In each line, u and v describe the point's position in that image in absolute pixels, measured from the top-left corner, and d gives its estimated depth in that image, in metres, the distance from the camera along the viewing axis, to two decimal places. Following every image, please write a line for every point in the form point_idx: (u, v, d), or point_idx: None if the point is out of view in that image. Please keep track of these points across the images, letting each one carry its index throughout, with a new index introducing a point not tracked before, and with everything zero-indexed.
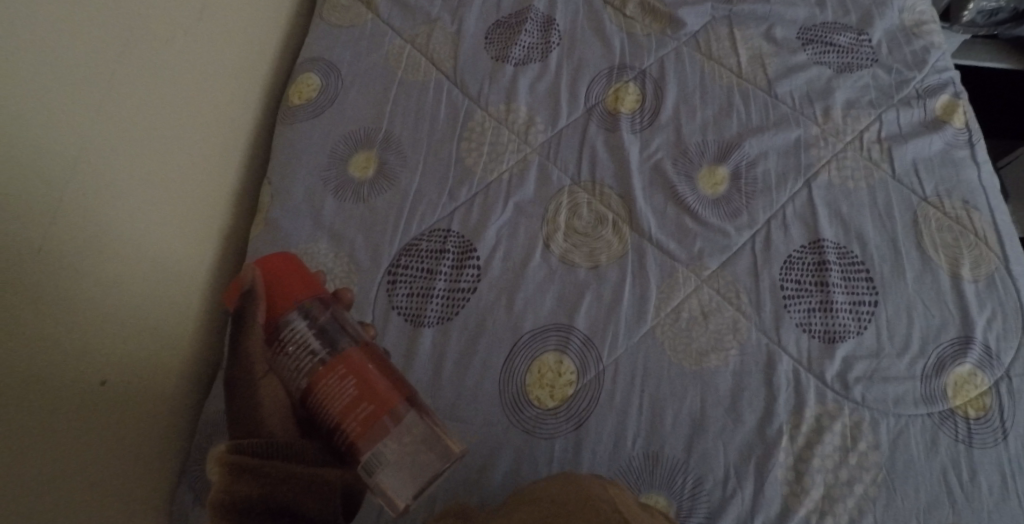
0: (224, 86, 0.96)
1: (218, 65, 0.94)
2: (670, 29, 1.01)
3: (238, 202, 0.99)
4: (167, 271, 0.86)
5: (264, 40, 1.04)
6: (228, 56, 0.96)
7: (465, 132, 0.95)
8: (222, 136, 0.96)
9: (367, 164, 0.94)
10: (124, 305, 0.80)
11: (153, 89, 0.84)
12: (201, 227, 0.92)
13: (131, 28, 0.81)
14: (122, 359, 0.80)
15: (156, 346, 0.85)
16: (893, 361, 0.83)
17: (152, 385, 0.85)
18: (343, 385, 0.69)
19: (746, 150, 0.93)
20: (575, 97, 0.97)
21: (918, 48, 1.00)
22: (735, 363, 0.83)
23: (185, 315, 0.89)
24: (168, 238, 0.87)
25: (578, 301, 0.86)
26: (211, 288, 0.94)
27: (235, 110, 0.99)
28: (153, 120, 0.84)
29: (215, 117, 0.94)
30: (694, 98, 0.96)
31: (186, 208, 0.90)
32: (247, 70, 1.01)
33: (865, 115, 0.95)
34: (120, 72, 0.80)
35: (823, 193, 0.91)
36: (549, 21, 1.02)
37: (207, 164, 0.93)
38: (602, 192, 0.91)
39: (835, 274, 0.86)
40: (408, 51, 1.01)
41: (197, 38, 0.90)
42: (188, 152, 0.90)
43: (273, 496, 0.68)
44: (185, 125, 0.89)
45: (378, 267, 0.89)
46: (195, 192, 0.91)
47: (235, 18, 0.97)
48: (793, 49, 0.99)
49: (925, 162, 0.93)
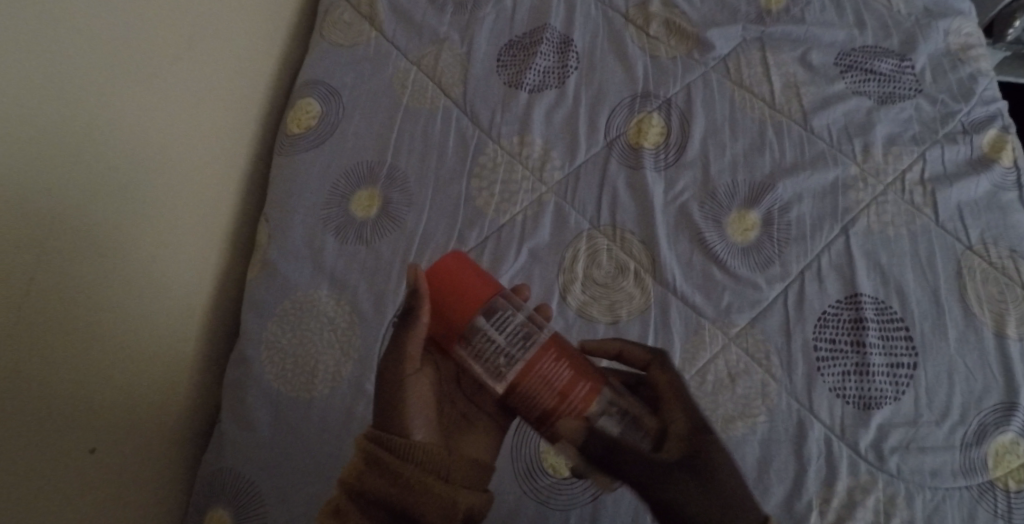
0: (219, 110, 0.89)
1: (207, 85, 0.86)
2: (697, 51, 0.94)
3: (236, 232, 0.92)
4: (163, 318, 0.80)
5: (260, 57, 0.96)
6: (221, 77, 0.89)
7: (476, 167, 0.89)
8: (217, 162, 0.89)
9: (370, 202, 0.88)
10: (116, 361, 0.75)
11: (136, 123, 0.77)
12: (197, 263, 0.85)
13: (104, 58, 0.73)
14: (113, 421, 0.74)
15: (151, 398, 0.79)
16: (931, 428, 0.76)
17: (149, 441, 0.79)
18: (559, 366, 0.73)
19: (779, 193, 0.86)
20: (595, 129, 0.90)
21: (964, 75, 0.92)
22: (764, 430, 0.77)
23: (182, 359, 0.83)
24: (161, 281, 0.80)
25: (613, 352, 0.78)
26: (209, 330, 0.87)
27: (230, 131, 0.91)
28: (138, 155, 0.77)
29: (210, 144, 0.87)
30: (723, 132, 0.90)
31: (181, 248, 0.83)
32: (240, 87, 0.92)
33: (908, 152, 0.88)
34: (97, 109, 0.72)
35: (861, 241, 0.84)
36: (566, 41, 0.96)
37: (201, 193, 0.86)
38: (623, 237, 0.85)
39: (872, 332, 0.80)
40: (414, 75, 0.95)
41: (181, 59, 0.82)
42: (180, 184, 0.83)
43: (397, 498, 0.73)
44: (173, 155, 0.82)
45: (381, 318, 0.82)
46: (190, 225, 0.84)
47: (223, 32, 0.89)
48: (830, 77, 0.92)
49: (971, 205, 0.85)
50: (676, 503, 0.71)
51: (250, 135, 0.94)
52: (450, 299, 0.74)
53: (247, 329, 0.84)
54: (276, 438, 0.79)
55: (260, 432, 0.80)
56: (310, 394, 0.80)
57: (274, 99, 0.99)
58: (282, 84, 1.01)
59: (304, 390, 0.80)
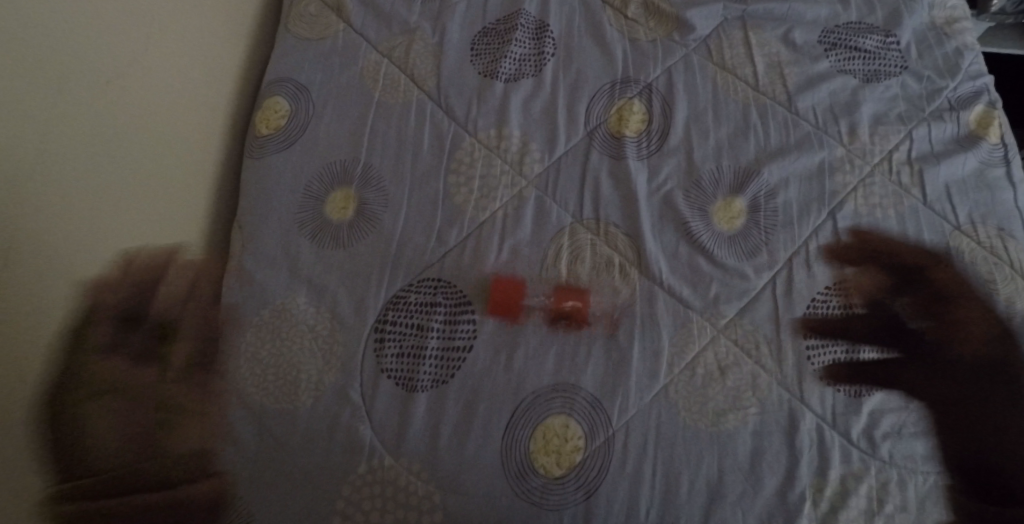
0: (183, 110, 0.86)
1: (162, 87, 0.84)
2: (678, 33, 0.92)
3: (213, 238, 0.89)
4: None
5: (223, 54, 0.93)
6: (183, 76, 0.86)
7: (453, 163, 0.86)
8: (180, 165, 0.86)
9: (345, 204, 0.85)
10: None
11: (78, 129, 0.74)
12: (172, 268, 0.83)
13: (37, 63, 0.71)
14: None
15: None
16: (922, 413, 0.75)
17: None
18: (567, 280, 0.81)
19: (765, 178, 0.84)
20: (575, 119, 0.88)
21: (950, 50, 0.90)
22: (755, 421, 0.75)
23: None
24: (134, 288, 0.78)
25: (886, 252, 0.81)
26: None
27: (195, 133, 0.88)
28: (80, 162, 0.75)
29: (173, 146, 0.85)
30: (706, 117, 0.87)
31: (152, 253, 0.81)
32: (203, 87, 0.89)
33: (895, 131, 0.86)
34: (34, 117, 0.70)
35: (849, 224, 0.82)
36: (542, 27, 0.93)
37: (165, 199, 0.83)
38: (607, 230, 0.83)
39: (863, 318, 0.78)
40: (386, 67, 0.92)
41: (128, 59, 0.80)
42: (135, 191, 0.80)
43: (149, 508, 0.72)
44: (124, 161, 0.79)
45: (364, 324, 0.80)
46: (159, 230, 0.82)
47: (176, 31, 0.86)
48: (814, 56, 0.90)
49: (959, 184, 0.83)
50: (965, 376, 0.76)
51: (220, 138, 0.91)
52: (502, 301, 0.80)
53: None
54: None
55: None
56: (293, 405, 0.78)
57: (241, 96, 0.96)
58: (251, 80, 0.97)
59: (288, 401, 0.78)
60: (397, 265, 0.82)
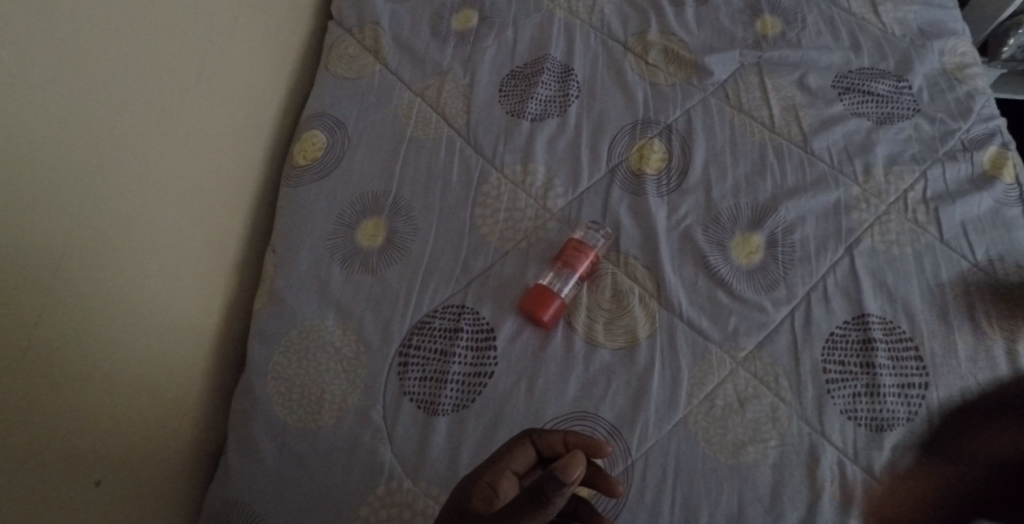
0: (240, 121, 0.92)
1: (202, 108, 0.86)
2: (697, 78, 0.95)
3: (243, 257, 0.92)
4: (186, 313, 0.83)
5: (268, 82, 0.98)
6: (243, 90, 0.93)
7: (480, 196, 0.89)
8: (218, 180, 0.88)
9: (376, 231, 0.88)
10: (139, 354, 0.77)
11: (122, 147, 0.76)
12: (219, 264, 0.88)
13: (128, 67, 0.77)
14: (118, 453, 0.75)
15: (157, 425, 0.79)
16: (945, 449, 0.76)
17: (158, 469, 0.80)
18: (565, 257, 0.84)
19: (782, 215, 0.86)
20: (597, 156, 0.91)
21: (962, 94, 0.92)
22: (775, 454, 0.77)
23: (189, 387, 0.83)
24: (186, 277, 0.83)
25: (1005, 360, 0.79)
26: (227, 339, 0.89)
27: (236, 151, 0.92)
28: (125, 177, 0.76)
29: (232, 152, 0.91)
30: (724, 156, 0.90)
31: (203, 247, 0.86)
32: (251, 109, 0.94)
33: (909, 171, 0.88)
34: (76, 132, 0.72)
35: (866, 260, 0.84)
36: (567, 71, 0.97)
37: (201, 219, 0.86)
38: (627, 262, 0.85)
39: (882, 355, 0.79)
40: (418, 106, 0.96)
41: (170, 82, 0.82)
42: (174, 208, 0.82)
43: None
44: (166, 180, 0.81)
45: (388, 348, 0.82)
46: (212, 226, 0.87)
47: (232, 55, 0.91)
48: (828, 99, 0.93)
49: (975, 222, 0.85)
50: None
51: (257, 166, 0.95)
52: (550, 308, 0.81)
53: (254, 361, 0.84)
54: (284, 469, 0.79)
55: (268, 466, 0.80)
56: (316, 425, 0.80)
57: (280, 131, 1.00)
58: (290, 118, 1.02)
59: (311, 420, 0.80)
60: (421, 293, 0.85)
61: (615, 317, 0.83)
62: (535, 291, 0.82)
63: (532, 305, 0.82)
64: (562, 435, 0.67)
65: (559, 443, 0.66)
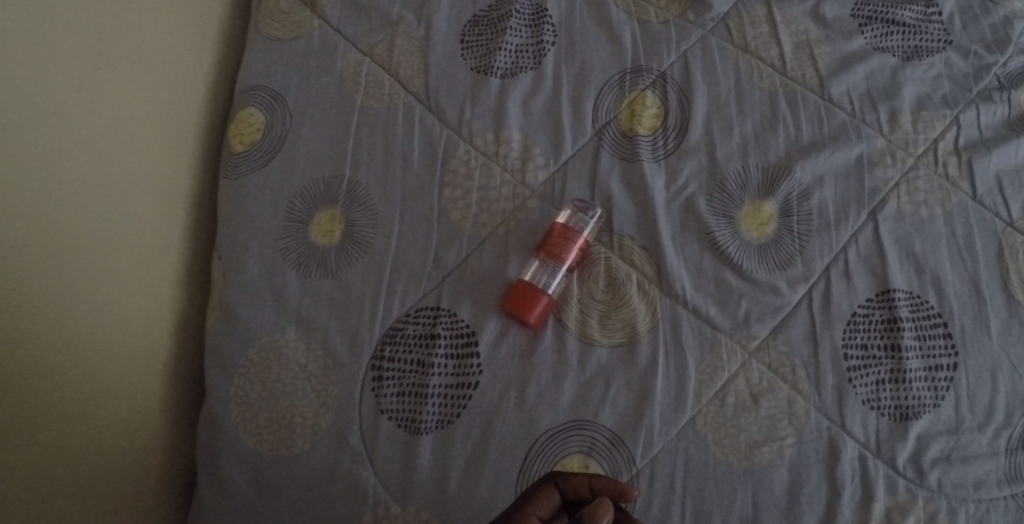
0: (161, 80, 0.78)
1: (108, 71, 0.72)
2: (692, 13, 0.82)
3: (188, 241, 0.80)
4: (130, 316, 0.73)
5: (192, 34, 0.83)
6: (159, 43, 0.78)
7: (447, 175, 0.77)
8: (142, 152, 0.75)
9: (331, 226, 0.77)
10: (82, 371, 0.67)
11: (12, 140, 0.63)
12: (160, 251, 0.77)
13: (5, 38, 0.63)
14: (72, 485, 0.66)
15: (113, 444, 0.70)
16: (974, 434, 0.69)
17: (122, 492, 0.71)
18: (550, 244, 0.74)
19: (797, 177, 0.75)
20: (581, 117, 0.79)
21: (997, 20, 0.79)
22: (792, 453, 0.69)
23: (144, 400, 0.74)
24: (121, 274, 0.72)
25: None
26: (182, 339, 0.79)
27: (161, 118, 0.78)
28: (20, 179, 0.64)
29: (157, 120, 0.77)
30: (728, 109, 0.78)
31: (137, 235, 0.74)
32: (174, 66, 0.80)
33: (940, 116, 0.76)
34: None
35: (891, 226, 0.74)
36: (541, 12, 0.83)
37: (129, 210, 0.73)
38: (622, 244, 0.75)
39: (908, 334, 0.71)
40: (367, 66, 0.82)
41: (59, 57, 0.68)
42: (90, 211, 0.70)
43: None
44: (76, 170, 0.69)
45: (359, 361, 0.73)
46: (145, 209, 0.75)
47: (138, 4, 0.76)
48: (847, 32, 0.80)
49: (1012, 175, 0.75)
50: None
51: (189, 149, 0.81)
52: (538, 307, 0.72)
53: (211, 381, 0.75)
54: (257, 499, 0.71)
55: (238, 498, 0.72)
56: (289, 452, 0.72)
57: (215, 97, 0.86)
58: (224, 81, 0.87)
59: (283, 447, 0.72)
60: (391, 295, 0.74)
61: (611, 310, 0.74)
62: (520, 290, 0.72)
63: (518, 307, 0.72)
64: (587, 479, 0.60)
65: (585, 487, 0.59)
